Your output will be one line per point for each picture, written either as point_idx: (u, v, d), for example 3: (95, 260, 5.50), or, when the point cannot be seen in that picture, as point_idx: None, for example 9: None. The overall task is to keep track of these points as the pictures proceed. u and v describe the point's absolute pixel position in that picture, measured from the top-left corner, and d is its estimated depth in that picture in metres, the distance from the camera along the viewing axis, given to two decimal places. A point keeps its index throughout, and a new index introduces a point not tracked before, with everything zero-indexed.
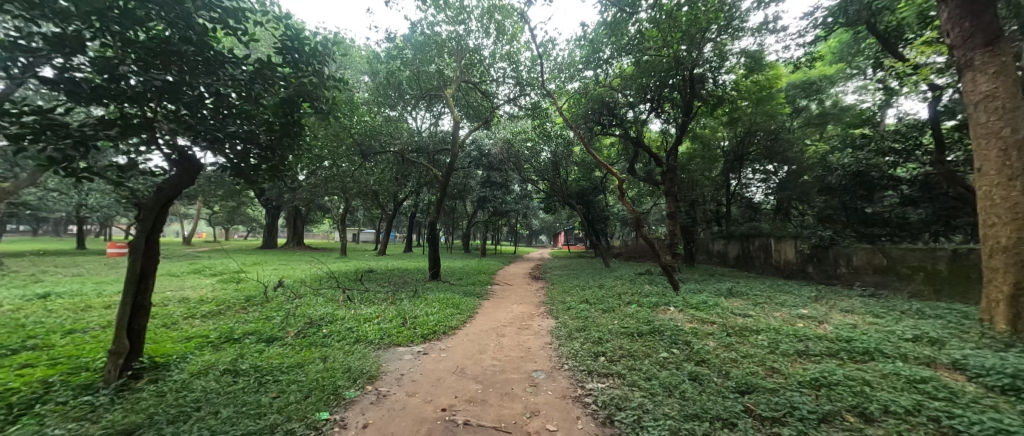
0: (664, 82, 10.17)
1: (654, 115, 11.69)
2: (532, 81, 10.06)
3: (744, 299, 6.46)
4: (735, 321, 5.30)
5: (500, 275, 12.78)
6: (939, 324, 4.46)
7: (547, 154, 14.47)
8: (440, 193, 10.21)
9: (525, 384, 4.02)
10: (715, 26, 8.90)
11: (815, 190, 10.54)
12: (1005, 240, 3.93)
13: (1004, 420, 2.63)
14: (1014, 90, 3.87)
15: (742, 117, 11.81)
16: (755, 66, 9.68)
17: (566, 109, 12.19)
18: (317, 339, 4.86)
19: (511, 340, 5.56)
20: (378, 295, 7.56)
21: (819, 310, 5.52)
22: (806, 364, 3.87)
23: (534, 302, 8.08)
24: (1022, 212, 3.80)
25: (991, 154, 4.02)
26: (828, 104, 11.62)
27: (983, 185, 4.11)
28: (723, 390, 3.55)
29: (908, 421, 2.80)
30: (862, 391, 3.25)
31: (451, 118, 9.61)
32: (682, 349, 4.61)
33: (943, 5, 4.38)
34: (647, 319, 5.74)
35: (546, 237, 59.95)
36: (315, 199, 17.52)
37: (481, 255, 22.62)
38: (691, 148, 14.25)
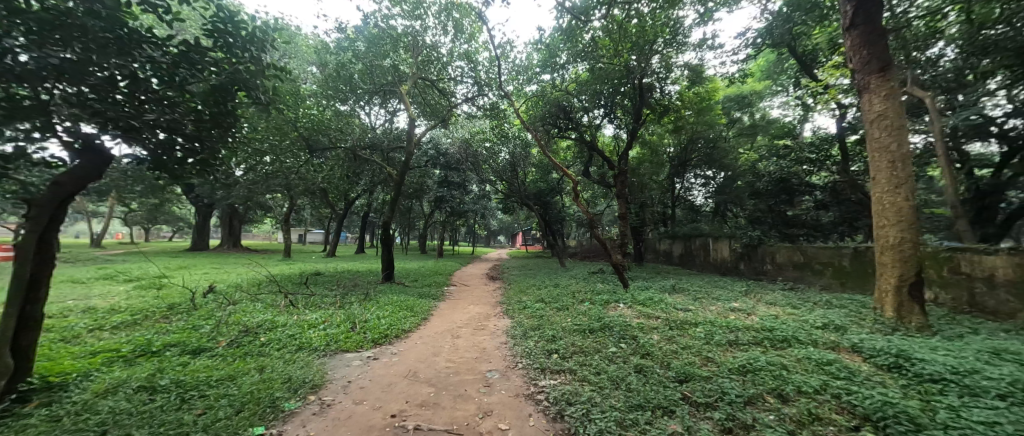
0: (617, 90, 10.67)
1: (608, 121, 12.18)
2: (491, 82, 10.10)
3: (685, 295, 6.94)
4: (677, 315, 5.69)
5: (458, 276, 12.57)
6: (842, 313, 5.11)
7: (506, 156, 14.57)
8: (394, 192, 9.86)
9: (479, 385, 4.01)
10: (662, 40, 9.50)
11: (746, 194, 11.61)
12: (893, 238, 4.57)
13: (888, 393, 3.08)
14: (899, 111, 4.53)
15: (685, 125, 12.62)
16: (697, 79, 10.47)
17: (524, 111, 12.35)
18: (253, 348, 4.49)
19: (467, 340, 5.53)
20: (325, 299, 7.12)
21: (748, 303, 6.09)
22: (735, 353, 4.24)
23: (491, 302, 8.08)
24: (905, 214, 4.46)
25: (882, 166, 4.66)
26: (758, 116, 12.98)
27: (876, 192, 4.73)
28: (664, 381, 3.78)
29: (816, 399, 3.19)
30: (780, 375, 3.63)
31: (407, 115, 9.32)
32: (629, 343, 4.86)
33: (847, 33, 4.96)
34: (598, 316, 5.97)
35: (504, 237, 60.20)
36: (255, 197, 16.14)
37: (439, 256, 22.17)
38: (641, 153, 14.96)
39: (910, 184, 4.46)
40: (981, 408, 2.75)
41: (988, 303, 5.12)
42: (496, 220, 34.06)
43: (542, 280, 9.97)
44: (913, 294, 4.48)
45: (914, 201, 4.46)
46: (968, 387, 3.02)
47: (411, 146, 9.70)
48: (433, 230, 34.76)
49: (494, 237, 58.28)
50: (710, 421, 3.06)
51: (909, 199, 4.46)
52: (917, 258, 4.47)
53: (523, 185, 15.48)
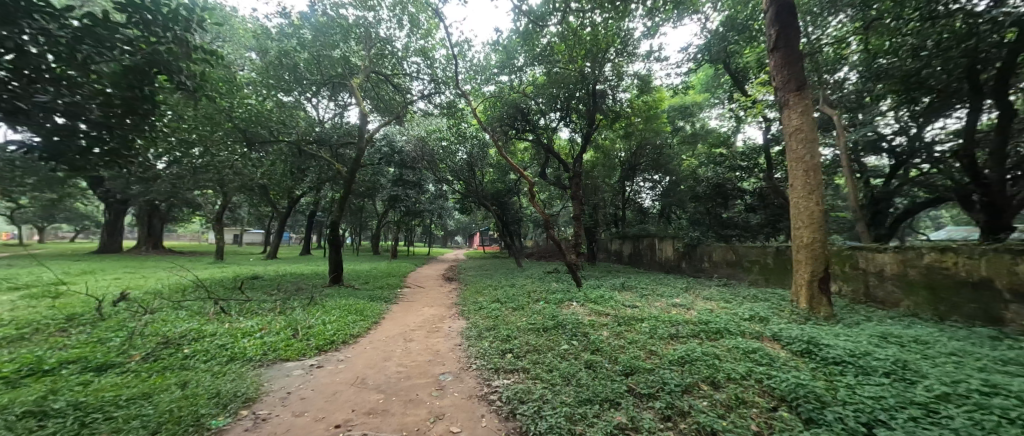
0: (573, 95, 11.01)
1: (564, 124, 12.50)
2: (448, 80, 9.96)
3: (633, 292, 7.31)
4: (626, 312, 5.98)
5: (413, 278, 12.21)
6: (766, 305, 5.68)
7: (464, 155, 14.30)
8: (344, 190, 9.38)
9: (431, 389, 3.93)
10: (614, 49, 9.97)
11: (688, 197, 12.51)
12: (806, 238, 5.16)
13: (801, 376, 3.47)
14: (811, 126, 5.12)
15: (635, 132, 13.29)
16: (645, 88, 11.08)
17: (482, 111, 12.33)
18: (175, 361, 4.04)
19: (420, 343, 5.40)
20: (262, 305, 6.57)
21: (688, 298, 6.57)
22: (675, 345, 4.56)
23: (446, 303, 7.95)
24: (815, 217, 5.06)
25: (798, 174, 5.25)
26: (698, 126, 14.05)
27: (793, 197, 5.31)
28: (611, 374, 3.96)
29: (743, 384, 3.51)
30: (713, 363, 3.96)
31: (359, 110, 8.91)
32: (581, 340, 5.03)
33: (771, 55, 5.51)
34: (553, 314, 6.11)
35: (461, 238, 59.47)
36: (180, 193, 14.47)
37: (393, 257, 21.40)
38: (595, 156, 15.51)
39: (820, 191, 5.07)
40: (872, 385, 3.20)
41: (878, 294, 5.96)
42: (453, 220, 33.55)
43: (499, 280, 10.02)
44: (822, 287, 5.08)
45: (823, 205, 5.08)
46: (861, 367, 3.50)
47: (362, 143, 9.26)
48: (386, 230, 33.42)
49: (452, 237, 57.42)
50: (652, 410, 3.26)
51: (819, 204, 5.07)
52: (824, 255, 5.09)
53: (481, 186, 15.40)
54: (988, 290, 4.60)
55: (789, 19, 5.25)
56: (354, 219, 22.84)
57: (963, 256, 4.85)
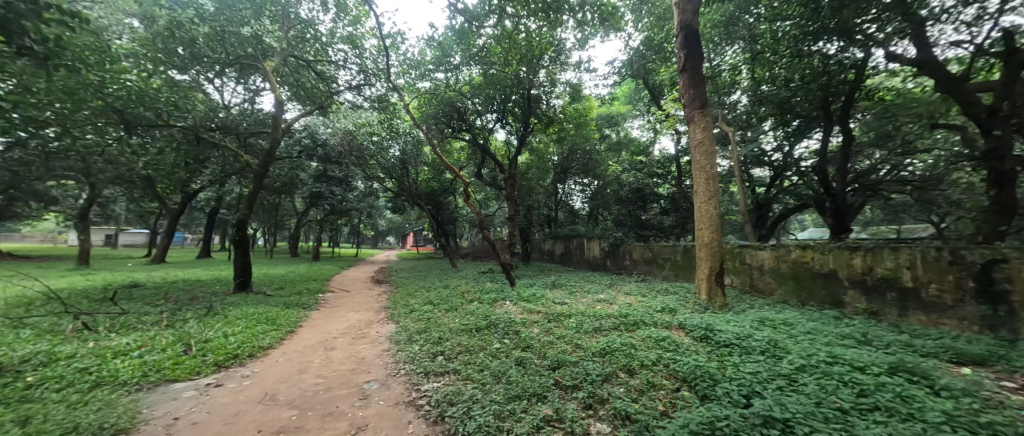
0: (509, 98, 11.22)
1: (500, 126, 12.65)
2: (379, 72, 9.47)
3: (563, 290, 7.67)
4: (555, 308, 6.27)
5: (337, 281, 11.33)
6: (675, 298, 6.36)
7: (397, 152, 14.17)
8: (254, 185, 8.40)
9: (353, 399, 3.69)
10: (547, 56, 10.40)
11: (613, 200, 13.54)
12: (706, 238, 5.90)
13: (700, 359, 3.95)
14: (710, 141, 5.87)
15: (567, 137, 13.97)
16: (576, 96, 11.71)
17: (416, 108, 12.06)
18: (12, 392, 3.22)
19: (342, 352, 5.04)
20: (143, 318, 5.56)
21: (611, 294, 7.09)
22: (599, 338, 4.89)
23: (374, 308, 7.54)
24: (713, 219, 5.82)
25: (701, 182, 5.96)
26: (622, 134, 15.26)
27: (696, 201, 6.02)
28: (540, 369, 4.12)
29: (653, 369, 3.90)
30: (629, 352, 4.33)
31: (275, 96, 8.04)
32: (512, 338, 5.14)
33: (681, 74, 6.15)
34: (486, 314, 6.14)
35: (394, 238, 56.82)
36: (26, 183, 11.57)
37: (314, 260, 19.61)
38: (529, 159, 15.96)
39: (717, 197, 5.84)
40: (752, 363, 3.77)
41: (760, 284, 7.05)
42: (384, 220, 31.86)
43: (431, 281, 9.77)
44: (718, 280, 5.86)
45: (719, 210, 5.85)
46: (744, 348, 4.11)
47: (276, 134, 8.36)
48: (307, 230, 30.49)
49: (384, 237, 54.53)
50: (575, 400, 3.46)
51: (716, 208, 5.83)
52: (719, 252, 5.87)
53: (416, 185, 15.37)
54: (835, 280, 5.72)
55: (695, 44, 5.94)
56: (267, 218, 20.44)
57: (817, 252, 6.00)
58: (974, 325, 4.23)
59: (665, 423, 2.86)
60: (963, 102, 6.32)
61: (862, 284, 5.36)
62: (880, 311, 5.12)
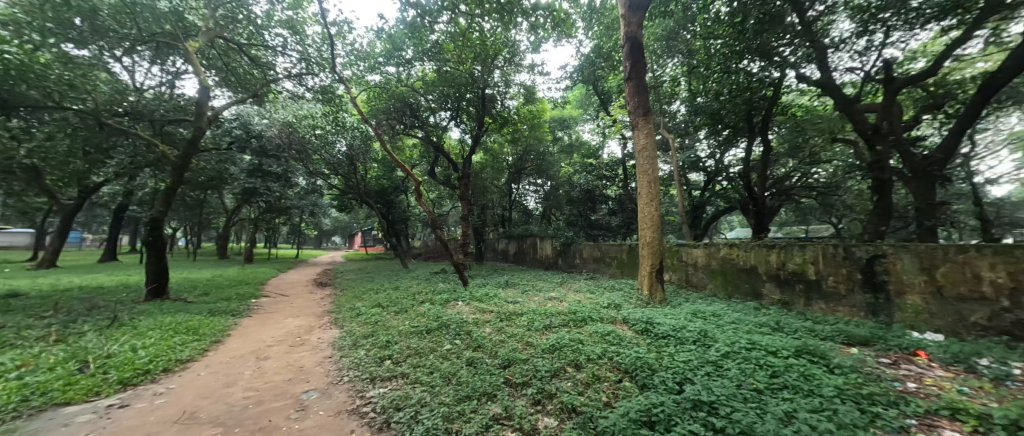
0: (462, 96, 11.08)
1: (454, 124, 12.50)
2: (323, 62, 8.91)
3: (516, 289, 7.76)
4: (507, 307, 6.33)
5: (274, 285, 10.44)
6: (620, 294, 6.70)
7: (344, 147, 13.48)
8: (173, 178, 7.51)
9: (289, 411, 3.44)
10: (502, 57, 10.49)
11: (565, 201, 13.96)
12: (648, 237, 6.29)
13: (640, 351, 4.21)
14: (652, 146, 6.27)
15: (521, 137, 14.18)
16: (530, 97, 11.93)
17: (364, 101, 11.61)
18: None
19: (278, 361, 4.67)
20: (23, 333, 4.71)
21: (561, 292, 7.31)
22: (549, 335, 5.02)
23: (315, 312, 7.07)
24: (654, 220, 6.22)
25: (644, 184, 6.34)
26: (574, 137, 15.82)
27: (639, 203, 6.40)
28: (490, 369, 4.13)
29: (599, 362, 4.08)
30: (577, 348, 4.50)
31: (200, 80, 7.23)
32: (464, 338, 5.10)
33: (627, 82, 6.50)
34: (437, 315, 6.03)
35: (341, 239, 53.62)
36: None
37: (247, 262, 17.90)
38: (484, 159, 15.93)
39: (658, 199, 6.25)
40: (685, 352, 4.10)
41: (694, 279, 7.67)
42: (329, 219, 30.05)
43: (379, 283, 9.38)
44: (659, 276, 6.28)
45: (659, 211, 6.27)
46: (679, 339, 4.46)
47: (199, 123, 7.51)
48: (238, 230, 27.66)
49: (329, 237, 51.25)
50: (525, 397, 3.53)
51: (656, 209, 6.24)
52: (659, 250, 6.29)
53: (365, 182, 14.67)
54: (756, 274, 6.40)
55: (639, 54, 6.30)
56: (190, 217, 18.25)
57: (741, 249, 6.65)
58: (861, 310, 4.98)
59: (607, 413, 3.01)
60: (854, 121, 7.40)
61: (777, 277, 6.05)
62: (791, 301, 5.82)
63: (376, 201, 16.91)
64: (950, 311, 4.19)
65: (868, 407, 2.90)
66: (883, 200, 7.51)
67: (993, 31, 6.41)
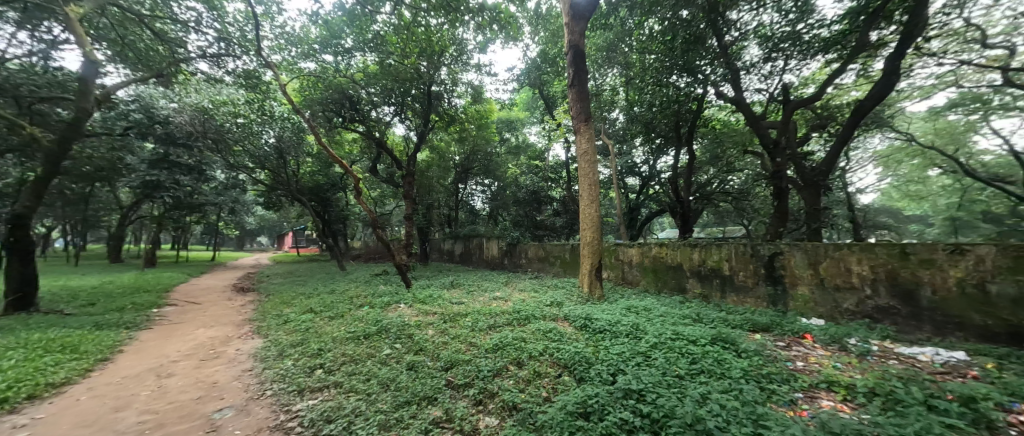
0: (407, 92, 10.70)
1: (398, 120, 12.04)
2: (247, 43, 8.06)
3: (461, 289, 7.67)
4: (451, 308, 6.24)
5: (182, 292, 9.17)
6: (562, 292, 6.95)
7: (272, 139, 12.24)
8: (46, 168, 6.28)
9: (197, 432, 3.05)
10: (449, 55, 10.33)
11: (512, 202, 14.15)
12: (588, 237, 6.59)
13: (578, 346, 4.40)
14: (592, 151, 6.58)
15: (469, 137, 14.03)
16: (478, 97, 11.89)
17: (296, 90, 10.98)
18: None
19: (186, 377, 4.12)
20: None
21: (506, 291, 7.38)
22: (492, 334, 5.04)
23: (234, 321, 6.35)
24: (594, 220, 6.54)
25: (586, 187, 6.62)
26: (521, 139, 16.09)
27: (581, 205, 6.68)
28: (432, 372, 4.03)
29: (539, 359, 4.19)
30: (519, 346, 4.57)
31: (85, 52, 6.13)
32: (405, 342, 4.92)
33: (571, 88, 6.74)
34: (376, 319, 5.75)
35: (268, 239, 48.77)
36: None
37: (150, 266, 15.52)
38: (430, 157, 15.52)
39: (597, 201, 6.57)
40: (618, 345, 4.37)
41: (629, 277, 8.21)
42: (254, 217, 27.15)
43: (311, 287, 8.70)
44: (598, 274, 6.62)
45: (599, 212, 6.61)
46: (614, 333, 4.73)
47: (83, 103, 6.36)
48: (139, 230, 23.87)
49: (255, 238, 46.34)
50: (466, 398, 3.50)
51: (596, 210, 6.57)
52: (598, 250, 6.63)
53: (296, 180, 14.16)
54: (682, 271, 7.03)
55: (581, 63, 6.58)
56: (72, 214, 15.35)
57: (669, 248, 7.26)
58: (764, 301, 5.72)
59: (547, 408, 3.09)
60: (760, 135, 8.47)
61: (699, 273, 6.70)
62: (709, 295, 6.50)
63: (309, 199, 15.65)
64: (828, 299, 5.01)
65: (767, 385, 3.34)
66: (781, 204, 8.68)
67: (862, 66, 7.74)
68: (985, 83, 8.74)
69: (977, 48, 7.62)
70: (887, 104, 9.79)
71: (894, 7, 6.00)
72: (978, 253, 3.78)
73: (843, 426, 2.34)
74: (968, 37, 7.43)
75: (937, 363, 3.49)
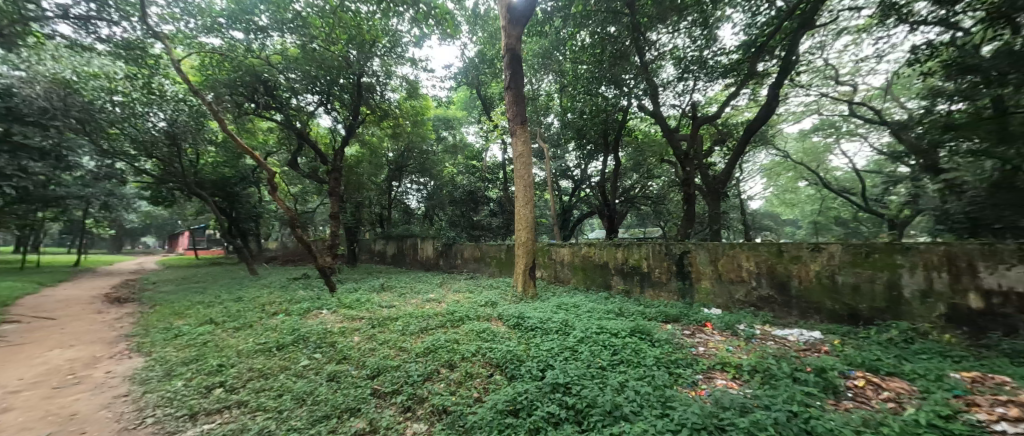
0: (334, 81, 9.91)
1: (324, 110, 11.11)
2: (128, 7, 6.79)
3: (391, 292, 7.32)
4: (380, 313, 5.91)
5: (28, 306, 7.34)
6: (497, 292, 6.99)
7: (162, 122, 10.79)
8: None
9: None
10: (381, 46, 9.84)
11: (449, 201, 13.91)
12: (523, 237, 6.73)
13: (511, 345, 4.46)
14: (528, 153, 6.73)
15: (403, 133, 13.40)
16: (413, 92, 11.48)
17: (196, 68, 9.53)
18: None
19: (30, 411, 3.32)
20: None
21: (440, 293, 7.22)
22: (424, 338, 4.88)
23: (106, 339, 5.28)
24: (528, 221, 6.71)
25: (521, 189, 6.76)
26: (458, 138, 15.93)
27: (516, 206, 6.81)
28: (356, 381, 3.78)
29: (472, 360, 4.17)
30: (452, 348, 4.50)
31: None
32: (326, 351, 4.54)
33: (508, 91, 6.84)
34: (292, 328, 5.22)
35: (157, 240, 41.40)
36: None
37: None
38: (360, 152, 14.57)
39: (532, 202, 6.76)
40: (549, 341, 4.54)
41: (561, 275, 8.58)
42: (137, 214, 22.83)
43: (211, 295, 7.58)
44: (531, 273, 6.81)
45: (533, 213, 6.80)
46: (544, 330, 4.91)
47: None
48: None
49: (138, 239, 38.98)
50: (394, 406, 3.34)
51: (530, 211, 6.74)
52: (532, 250, 6.82)
53: (195, 170, 12.54)
54: (608, 269, 7.54)
55: (517, 67, 6.71)
56: None
57: (597, 248, 7.74)
58: (675, 294, 6.40)
59: (476, 408, 3.09)
60: (674, 146, 9.45)
61: (622, 270, 7.26)
62: (630, 290, 7.07)
63: (213, 193, 13.66)
64: (724, 291, 5.78)
65: (675, 370, 3.73)
66: (690, 208, 9.79)
67: (752, 92, 9.06)
68: (837, 113, 10.84)
69: (832, 84, 9.41)
70: (771, 125, 11.61)
71: (776, 43, 7.14)
72: (830, 251, 4.67)
73: (732, 400, 2.70)
74: (826, 74, 9.14)
75: (801, 341, 4.23)
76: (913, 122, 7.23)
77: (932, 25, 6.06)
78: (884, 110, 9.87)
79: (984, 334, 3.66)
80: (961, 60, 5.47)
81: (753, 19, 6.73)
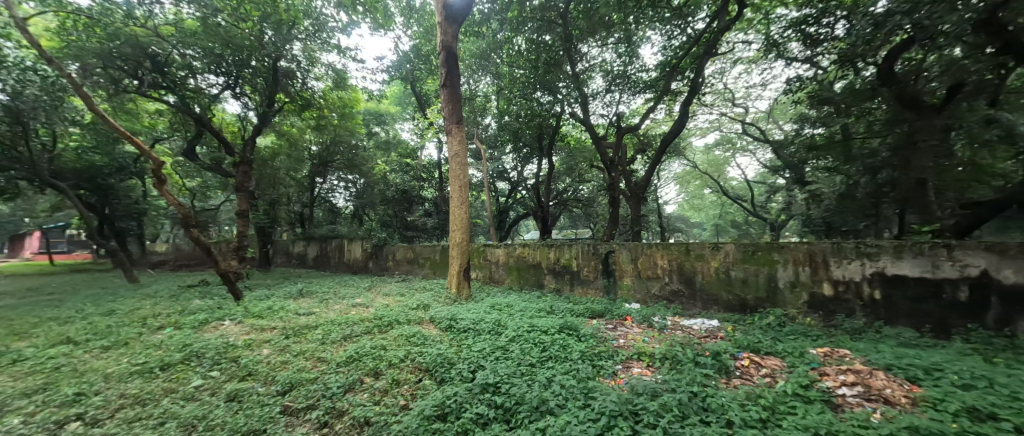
0: (244, 62, 8.84)
1: (232, 94, 9.81)
2: None
3: (310, 298, 6.70)
4: (296, 321, 5.38)
5: None
6: (430, 295, 6.80)
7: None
8: None
9: None
10: (302, 28, 9.00)
11: (380, 200, 13.20)
12: (457, 236, 6.64)
13: (441, 348, 4.36)
14: (465, 153, 6.67)
15: (329, 126, 12.38)
16: (340, 83, 10.68)
17: (53, 30, 7.76)
18: None
19: None
20: None
21: (367, 297, 6.79)
22: (346, 346, 4.55)
23: None
24: (463, 221, 6.64)
25: (456, 188, 6.67)
26: (392, 134, 15.22)
27: (451, 206, 6.70)
28: (263, 399, 3.38)
29: (400, 366, 3.99)
30: (377, 355, 4.25)
31: None
32: (227, 368, 3.99)
33: (444, 89, 6.72)
34: (182, 343, 4.50)
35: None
36: None
37: None
38: (277, 144, 13.12)
39: (467, 202, 6.71)
40: (480, 342, 4.54)
41: (496, 276, 8.65)
42: None
43: (68, 310, 6.17)
44: (465, 274, 6.75)
45: (468, 213, 6.74)
46: (477, 331, 4.89)
47: None
48: None
49: None
50: (308, 423, 3.05)
51: (465, 210, 6.67)
52: (467, 250, 6.76)
53: (51, 156, 10.15)
54: (542, 268, 7.77)
55: (453, 65, 6.62)
56: None
57: (531, 248, 7.96)
58: (601, 291, 6.85)
59: (402, 416, 2.96)
60: (602, 153, 10.13)
61: (554, 270, 7.56)
62: (561, 288, 7.38)
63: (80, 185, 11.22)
64: (643, 286, 6.32)
65: (597, 362, 3.97)
66: (615, 210, 10.55)
67: (667, 107, 10.09)
68: (733, 131, 12.54)
69: (729, 105, 10.87)
70: (683, 138, 13.03)
71: (686, 65, 8.03)
72: (727, 249, 5.38)
73: (645, 386, 2.94)
74: (725, 96, 10.52)
75: (703, 329, 4.79)
76: (788, 142, 8.65)
77: (801, 61, 7.32)
78: (767, 131, 11.67)
79: (833, 315, 4.52)
80: (819, 92, 6.69)
81: (669, 42, 7.49)
